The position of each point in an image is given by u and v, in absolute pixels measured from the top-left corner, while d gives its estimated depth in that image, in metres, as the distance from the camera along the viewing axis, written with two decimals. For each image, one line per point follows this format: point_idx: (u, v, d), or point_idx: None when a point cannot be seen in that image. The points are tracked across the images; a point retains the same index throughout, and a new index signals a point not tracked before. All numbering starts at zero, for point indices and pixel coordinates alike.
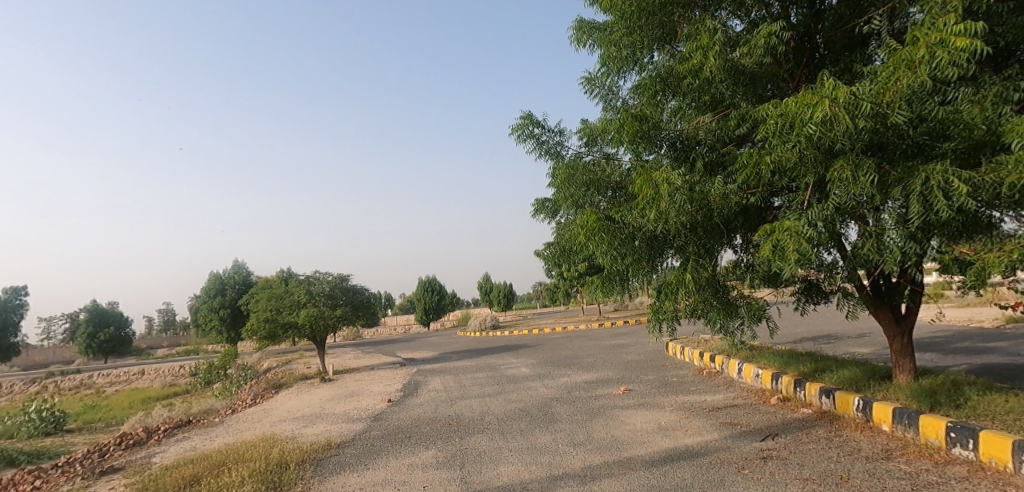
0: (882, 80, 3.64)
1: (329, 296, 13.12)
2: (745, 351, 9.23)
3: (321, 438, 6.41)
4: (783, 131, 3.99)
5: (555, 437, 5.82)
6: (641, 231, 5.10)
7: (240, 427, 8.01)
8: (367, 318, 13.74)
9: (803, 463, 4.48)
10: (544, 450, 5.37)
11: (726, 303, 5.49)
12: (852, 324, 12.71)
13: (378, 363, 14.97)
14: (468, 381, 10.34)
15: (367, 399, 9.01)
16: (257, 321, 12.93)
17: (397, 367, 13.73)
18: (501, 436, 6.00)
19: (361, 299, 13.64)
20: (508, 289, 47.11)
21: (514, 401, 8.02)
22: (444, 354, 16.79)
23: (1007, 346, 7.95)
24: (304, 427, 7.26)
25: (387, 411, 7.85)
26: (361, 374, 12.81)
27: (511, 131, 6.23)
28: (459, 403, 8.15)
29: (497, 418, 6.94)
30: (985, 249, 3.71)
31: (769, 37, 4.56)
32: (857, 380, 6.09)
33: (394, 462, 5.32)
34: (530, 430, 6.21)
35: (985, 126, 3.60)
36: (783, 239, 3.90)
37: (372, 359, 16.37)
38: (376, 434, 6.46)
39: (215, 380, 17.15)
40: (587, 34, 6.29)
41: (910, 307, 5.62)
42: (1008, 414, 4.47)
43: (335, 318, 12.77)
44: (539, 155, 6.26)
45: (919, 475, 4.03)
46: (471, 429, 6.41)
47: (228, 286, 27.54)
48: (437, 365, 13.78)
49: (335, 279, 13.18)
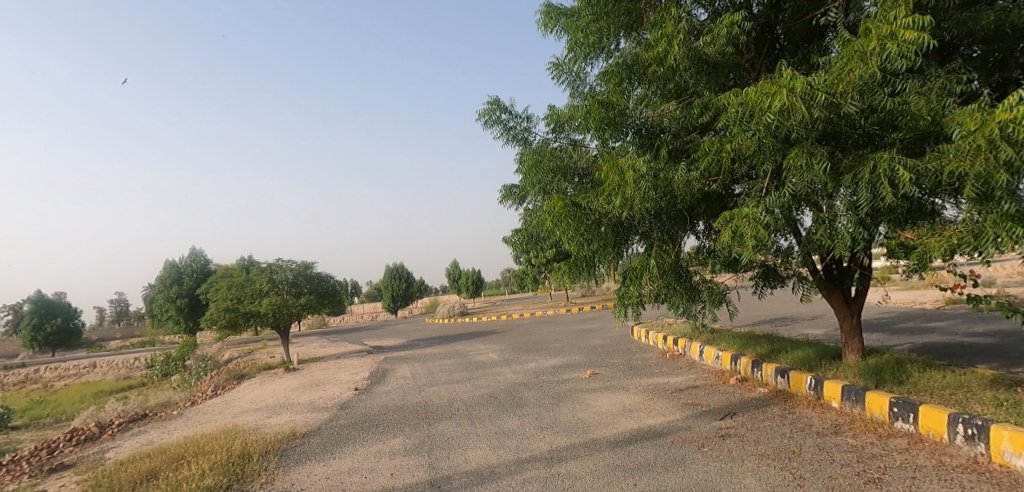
0: (837, 71, 3.84)
1: (292, 284, 12.93)
2: (706, 334, 9.55)
3: (286, 429, 6.39)
4: (743, 119, 4.15)
5: (523, 421, 5.94)
6: (607, 216, 5.22)
7: (200, 419, 7.92)
8: (333, 305, 13.67)
9: (758, 440, 4.70)
10: (513, 434, 5.48)
11: (689, 288, 5.63)
12: (806, 307, 13.22)
13: (345, 352, 14.94)
14: (437, 368, 10.39)
15: (333, 388, 8.99)
16: (216, 310, 12.64)
17: (364, 355, 13.66)
18: (469, 422, 6.09)
19: (327, 287, 13.55)
20: (478, 276, 46.76)
21: (483, 387, 8.12)
22: (413, 341, 16.84)
23: (946, 326, 8.42)
24: (267, 418, 7.23)
25: (354, 399, 7.86)
26: (327, 363, 12.71)
27: (478, 116, 6.24)
28: (428, 390, 8.21)
29: (466, 404, 7.03)
30: (927, 234, 3.90)
31: (732, 26, 4.73)
32: (809, 361, 6.38)
33: (362, 450, 5.36)
34: (498, 415, 6.31)
35: (930, 117, 3.79)
36: (742, 226, 4.07)
37: (338, 348, 16.28)
38: (342, 423, 6.49)
39: (173, 372, 16.77)
40: (554, 20, 6.34)
41: (859, 290, 5.88)
42: (945, 389, 4.77)
43: (299, 307, 12.66)
44: (506, 140, 6.30)
45: (865, 448, 4.27)
46: (439, 416, 6.49)
47: (186, 274, 26.97)
48: (404, 352, 13.77)
49: (298, 267, 13.00)
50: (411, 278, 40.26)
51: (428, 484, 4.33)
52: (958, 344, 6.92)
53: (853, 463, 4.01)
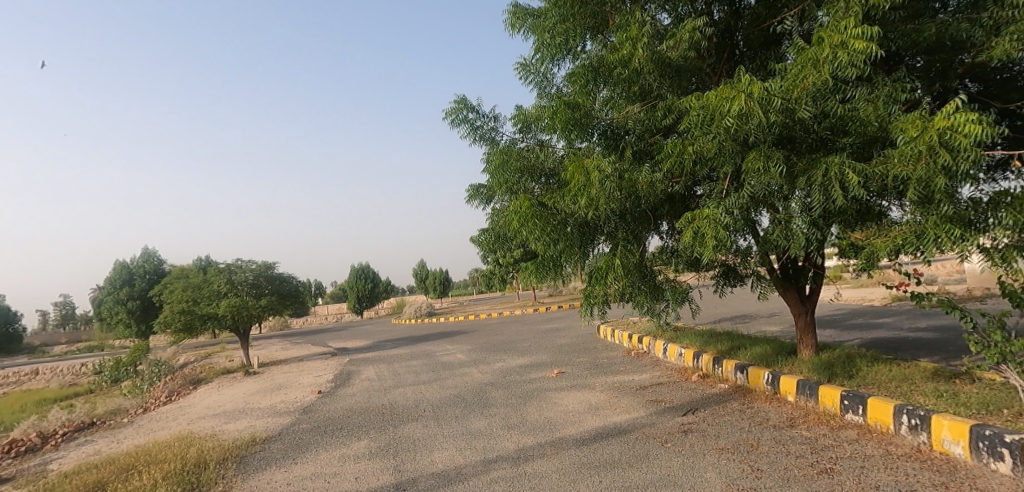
0: (792, 77, 4.00)
1: (252, 285, 12.74)
2: (669, 333, 9.76)
3: (245, 435, 6.29)
4: (704, 122, 4.29)
5: (489, 421, 5.99)
6: (573, 217, 5.33)
7: (154, 427, 7.72)
8: (295, 307, 13.48)
9: (718, 434, 4.86)
10: (479, 434, 5.53)
11: (653, 287, 5.77)
12: (764, 305, 13.64)
13: (309, 354, 14.73)
14: (403, 369, 10.35)
15: (295, 392, 8.88)
16: (171, 313, 12.30)
17: (327, 357, 13.50)
18: (435, 423, 6.11)
19: (289, 288, 13.36)
20: (445, 276, 46.58)
21: (450, 387, 8.14)
22: (379, 342, 16.70)
23: (893, 321, 8.82)
24: (225, 423, 7.10)
25: (317, 403, 7.78)
26: (289, 366, 12.53)
27: (445, 115, 6.26)
28: (393, 391, 8.18)
29: (432, 405, 7.04)
30: (875, 235, 4.10)
31: (694, 31, 4.86)
32: (767, 357, 6.61)
33: (325, 454, 5.33)
34: (465, 415, 6.35)
35: (878, 123, 3.97)
36: (703, 226, 4.22)
37: (301, 350, 16.05)
38: (305, 427, 6.43)
39: (124, 378, 16.25)
40: (521, 20, 6.41)
41: (813, 289, 6.12)
42: (891, 381, 5.01)
43: (259, 309, 12.37)
44: (474, 139, 6.33)
45: (818, 440, 4.46)
46: (405, 418, 6.49)
47: (137, 276, 26.20)
48: (370, 353, 13.66)
49: (258, 267, 12.84)
50: (376, 278, 39.86)
51: (393, 487, 4.34)
52: (904, 339, 7.27)
53: (807, 455, 4.19)
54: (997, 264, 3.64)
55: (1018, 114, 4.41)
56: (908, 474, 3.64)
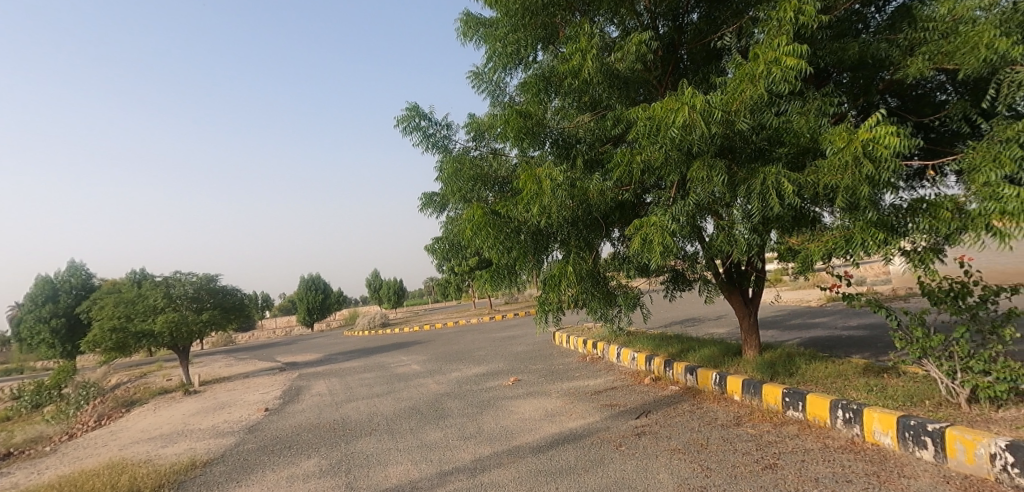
0: (731, 91, 4.20)
1: (193, 299, 12.32)
2: (623, 337, 9.99)
3: (184, 459, 6.08)
4: (651, 133, 4.46)
5: (445, 433, 6.00)
6: (526, 225, 5.42)
7: (81, 454, 7.36)
8: (240, 321, 13.09)
9: (670, 436, 5.02)
10: (435, 446, 5.54)
11: (606, 293, 5.91)
12: (711, 308, 14.11)
13: (256, 370, 14.32)
14: (356, 383, 10.21)
15: (240, 411, 8.63)
16: (101, 331, 11.76)
17: (275, 373, 13.16)
18: (389, 437, 6.07)
19: (232, 301, 12.97)
20: (398, 285, 46.06)
21: (405, 399, 8.09)
22: (330, 355, 16.39)
23: (829, 321, 9.30)
24: (162, 447, 6.85)
25: (264, 421, 7.60)
26: (233, 383, 12.16)
27: (397, 122, 6.27)
28: (345, 406, 8.07)
29: (386, 418, 7.00)
30: (810, 240, 4.35)
31: (640, 45, 5.06)
32: (714, 358, 6.86)
33: (272, 475, 5.23)
34: (420, 428, 6.34)
35: (809, 135, 4.22)
36: (650, 232, 4.37)
37: (247, 366, 15.59)
38: (250, 448, 6.27)
39: (46, 402, 15.34)
40: (473, 29, 6.51)
41: (755, 292, 6.40)
42: (828, 378, 5.30)
43: (200, 323, 11.97)
44: (426, 146, 6.35)
45: (762, 436, 4.67)
46: (358, 433, 6.43)
47: (62, 291, 24.89)
48: (320, 367, 13.40)
49: (199, 280, 12.42)
50: (328, 289, 39.08)
51: None
52: (839, 337, 7.68)
53: (752, 452, 4.38)
54: (915, 265, 3.92)
55: (931, 128, 4.76)
56: (843, 465, 3.87)
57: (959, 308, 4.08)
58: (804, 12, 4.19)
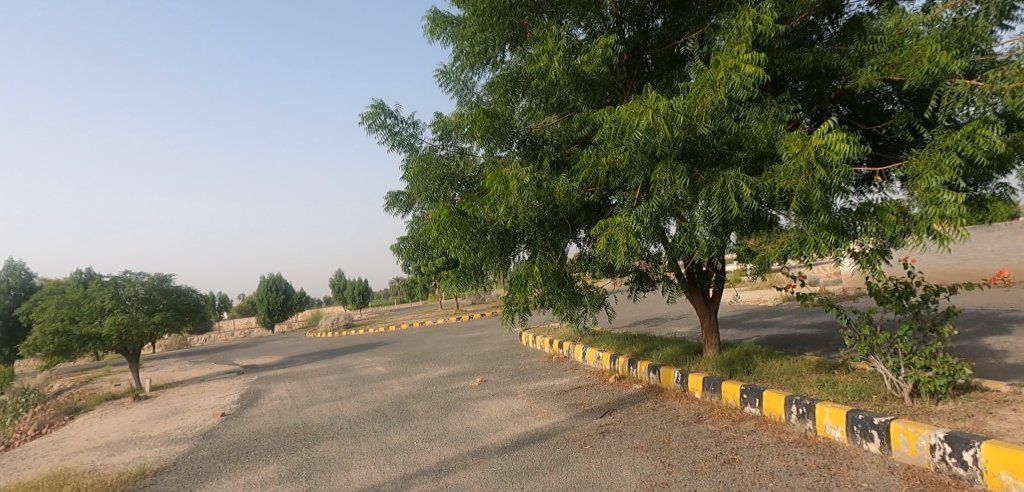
0: (693, 96, 4.31)
1: (144, 300, 11.97)
2: (588, 337, 10.12)
3: (133, 467, 5.91)
4: (616, 135, 4.55)
5: (410, 435, 6.00)
6: (492, 225, 5.47)
7: (21, 465, 7.08)
8: (195, 322, 12.78)
9: (634, 433, 5.13)
10: (399, 449, 5.53)
11: (572, 293, 5.99)
12: (674, 307, 14.39)
13: (212, 373, 13.99)
14: (318, 385, 10.07)
15: (194, 416, 8.42)
16: (42, 334, 11.32)
17: (232, 376, 12.88)
18: (352, 441, 6.03)
19: (186, 302, 12.65)
20: (363, 285, 45.54)
21: (368, 402, 8.04)
22: (292, 358, 16.10)
23: (785, 320, 9.61)
24: (109, 456, 6.64)
25: (219, 427, 7.43)
26: (187, 388, 11.85)
27: (361, 120, 6.22)
28: (306, 409, 7.97)
29: (349, 421, 6.94)
30: (767, 242, 4.50)
31: (606, 48, 5.10)
32: (676, 356, 7.03)
33: (229, 482, 5.14)
34: (384, 430, 6.31)
35: (767, 140, 4.37)
36: (615, 233, 4.46)
37: (203, 370, 15.20)
38: (205, 455, 6.14)
39: None
40: (441, 27, 6.52)
41: (715, 292, 6.58)
42: (783, 375, 5.49)
43: (151, 326, 11.66)
44: (392, 145, 6.33)
45: (722, 432, 4.82)
46: (319, 437, 6.36)
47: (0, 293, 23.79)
48: (281, 370, 13.17)
49: (150, 280, 12.10)
50: (289, 289, 38.36)
51: None
52: (795, 335, 7.95)
53: (712, 448, 4.51)
54: (864, 267, 4.10)
55: (879, 136, 5.00)
56: (797, 459, 4.02)
57: (903, 308, 4.29)
58: (762, 21, 4.34)
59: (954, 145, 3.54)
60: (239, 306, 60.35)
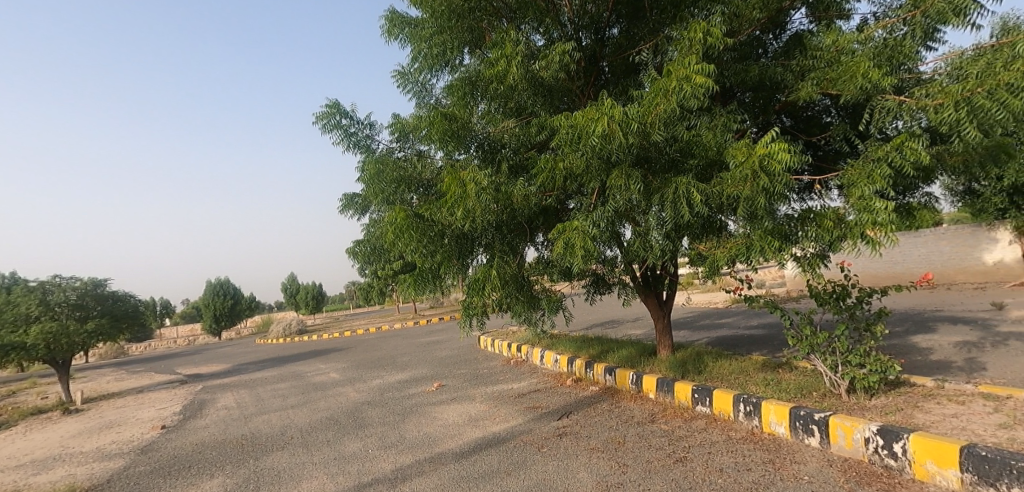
0: (647, 104, 4.44)
1: (76, 307, 11.52)
2: (546, 340, 10.23)
3: (63, 486, 5.65)
4: (573, 141, 4.65)
5: (365, 443, 5.95)
6: (449, 228, 5.51)
7: None
8: (132, 331, 12.31)
9: (590, 435, 5.24)
10: (353, 458, 5.49)
11: (530, 297, 6.07)
12: (629, 311, 14.67)
13: (152, 384, 13.46)
14: (268, 394, 9.85)
15: (132, 429, 8.10)
16: None
17: (174, 387, 12.43)
18: (303, 451, 5.95)
19: (123, 309, 12.22)
20: (317, 290, 44.70)
21: (321, 410, 7.92)
22: (241, 366, 15.66)
23: (734, 321, 9.95)
24: (35, 475, 6.31)
25: (159, 440, 7.18)
26: (125, 400, 11.38)
27: (316, 120, 6.15)
28: (255, 420, 7.79)
29: (301, 430, 6.83)
30: (716, 246, 4.68)
31: (563, 54, 5.21)
32: (632, 358, 7.20)
33: None
34: (337, 439, 6.25)
35: (717, 149, 4.55)
36: (572, 237, 4.55)
37: (144, 380, 14.61)
38: (143, 470, 5.92)
39: None
40: (398, 27, 6.52)
41: (668, 295, 6.77)
42: (732, 374, 5.70)
43: (83, 334, 11.13)
44: (347, 145, 6.27)
45: (674, 431, 4.97)
46: (269, 448, 6.25)
47: None
48: (228, 379, 12.80)
49: (82, 285, 11.69)
50: (238, 294, 37.26)
51: None
52: (743, 336, 8.25)
53: (665, 447, 4.64)
54: (805, 270, 4.32)
55: (818, 146, 5.28)
56: (745, 455, 4.19)
57: (841, 309, 4.53)
58: (711, 34, 4.52)
59: (885, 156, 3.77)
60: (185, 311, 58.28)
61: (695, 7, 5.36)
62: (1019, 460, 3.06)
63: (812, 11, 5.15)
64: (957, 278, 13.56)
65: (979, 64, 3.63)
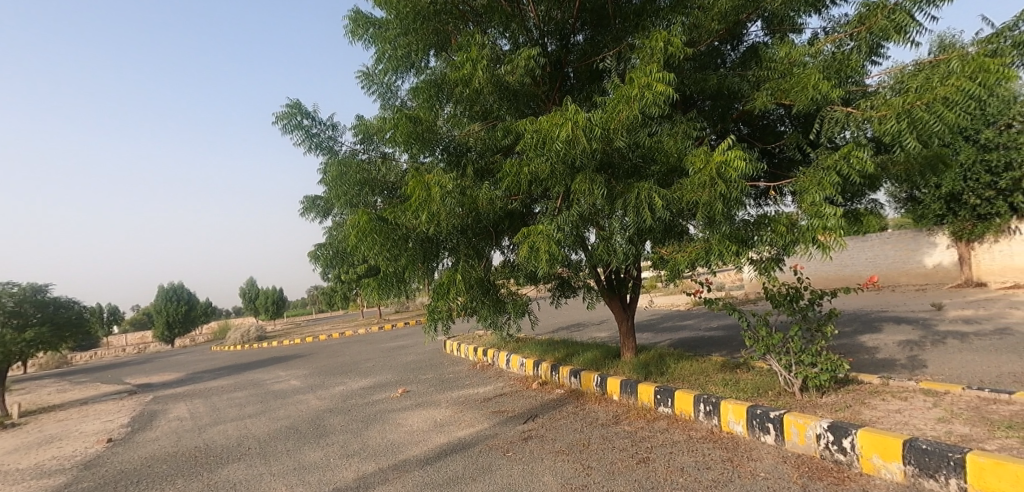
0: (610, 110, 4.52)
1: (13, 314, 11.04)
2: (512, 344, 10.28)
3: None
4: (538, 146, 4.71)
5: (326, 452, 5.89)
6: (414, 232, 5.50)
7: None
8: (75, 340, 11.90)
9: (555, 438, 5.30)
10: (314, 467, 5.42)
11: (495, 300, 6.11)
12: (594, 313, 14.83)
13: (99, 395, 12.95)
14: (224, 403, 9.62)
15: (75, 444, 7.79)
16: None
17: (122, 398, 12.00)
18: (261, 462, 5.84)
19: (65, 317, 11.78)
20: (278, 294, 43.83)
21: (281, 419, 7.79)
22: (196, 374, 15.22)
23: (695, 322, 10.17)
24: None
25: (104, 455, 6.94)
26: (68, 413, 10.92)
27: (277, 120, 6.07)
28: (210, 431, 7.60)
29: (259, 441, 6.71)
30: (676, 250, 4.80)
31: (529, 60, 5.28)
32: (596, 361, 7.30)
33: None
34: (298, 448, 6.16)
35: (677, 155, 4.68)
36: (537, 241, 4.60)
37: (90, 391, 14.04)
38: (88, 486, 5.71)
39: None
40: (363, 28, 6.49)
41: (632, 298, 6.90)
42: (693, 375, 5.84)
43: (21, 344, 10.72)
44: (309, 147, 6.21)
45: (637, 432, 5.07)
46: (224, 460, 6.11)
47: None
48: (181, 388, 12.42)
49: (21, 292, 11.23)
50: (193, 300, 36.26)
51: None
52: (704, 337, 8.45)
53: (628, 448, 4.73)
54: (761, 273, 4.47)
55: (773, 154, 5.48)
56: (704, 454, 4.30)
57: (795, 310, 4.70)
58: (672, 43, 4.64)
59: (834, 164, 3.94)
60: (136, 318, 56.29)
61: (656, 17, 5.49)
62: (955, 452, 3.23)
63: (767, 24, 5.35)
64: (900, 280, 14.13)
65: (919, 79, 3.84)
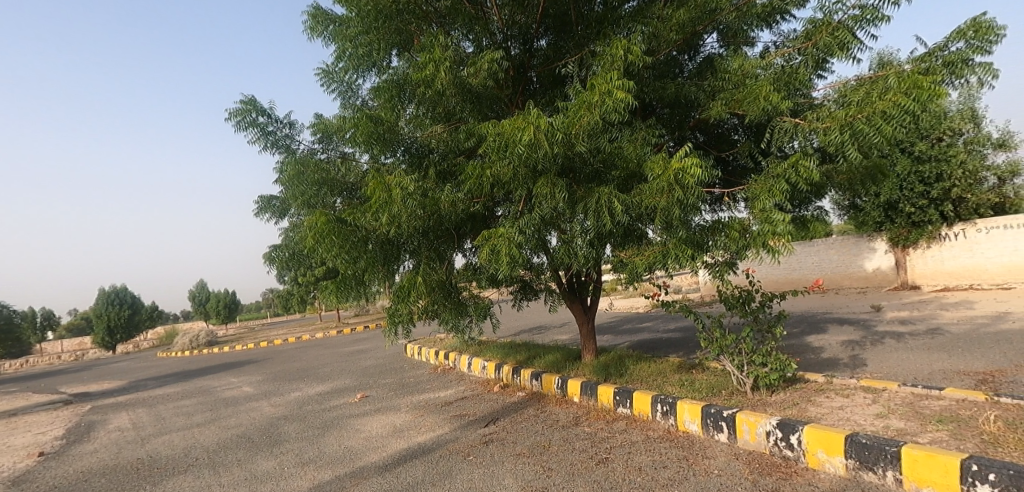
0: (572, 114, 4.61)
1: None
2: (474, 347, 10.28)
3: None
4: (500, 149, 4.76)
5: (281, 460, 5.79)
6: (374, 233, 5.47)
7: None
8: None
9: (516, 440, 5.35)
10: (267, 477, 5.33)
11: (457, 303, 6.13)
12: (554, 317, 14.94)
13: (32, 406, 12.34)
14: (170, 412, 9.31)
15: (6, 458, 7.43)
16: None
17: (57, 409, 11.46)
18: (209, 473, 5.71)
19: None
20: (231, 297, 42.63)
21: (231, 427, 7.61)
22: (140, 382, 14.66)
23: (653, 325, 10.38)
24: None
25: (36, 470, 6.64)
26: None
27: (231, 116, 5.94)
28: (153, 442, 7.36)
29: (208, 450, 6.55)
30: (635, 254, 4.91)
31: (491, 62, 5.33)
32: (558, 363, 7.38)
33: None
34: (250, 457, 6.04)
35: (637, 161, 4.79)
36: (498, 244, 4.65)
37: (22, 401, 13.35)
38: None
39: None
40: (323, 25, 6.43)
41: (592, 300, 7.01)
42: (651, 376, 5.98)
43: None
44: (264, 144, 6.09)
45: (597, 433, 5.16)
46: (169, 471, 5.95)
47: None
48: (122, 397, 11.95)
49: None
50: (137, 304, 34.91)
51: None
52: (662, 339, 8.65)
53: (588, 449, 4.82)
54: (716, 277, 4.62)
55: (728, 161, 5.66)
56: (661, 453, 4.42)
57: (747, 312, 4.87)
58: (632, 51, 4.76)
59: (783, 173, 4.11)
60: (77, 322, 53.84)
61: (616, 24, 5.62)
62: (892, 446, 3.41)
63: (722, 36, 5.55)
64: (844, 284, 14.72)
65: (862, 93, 4.05)
